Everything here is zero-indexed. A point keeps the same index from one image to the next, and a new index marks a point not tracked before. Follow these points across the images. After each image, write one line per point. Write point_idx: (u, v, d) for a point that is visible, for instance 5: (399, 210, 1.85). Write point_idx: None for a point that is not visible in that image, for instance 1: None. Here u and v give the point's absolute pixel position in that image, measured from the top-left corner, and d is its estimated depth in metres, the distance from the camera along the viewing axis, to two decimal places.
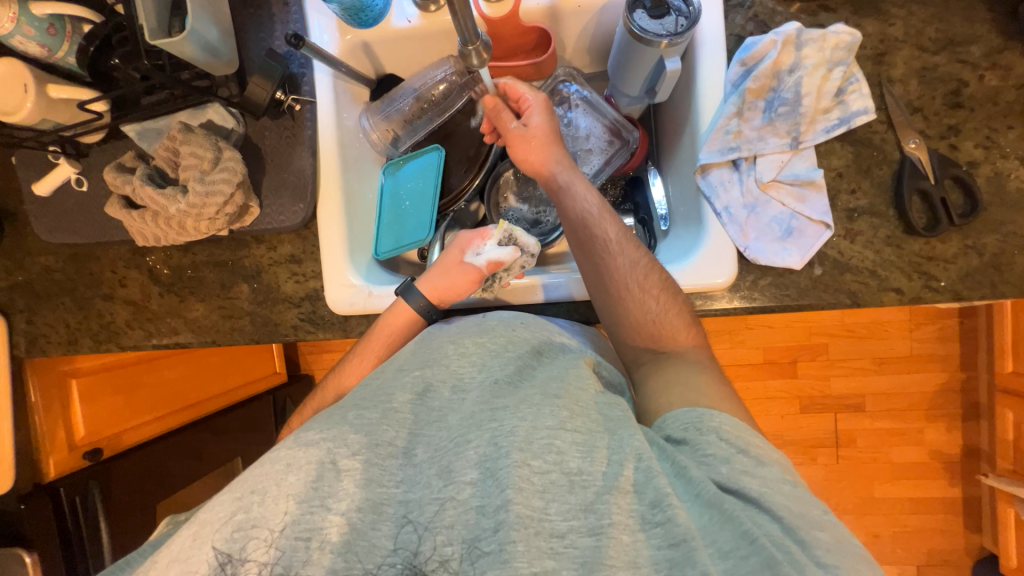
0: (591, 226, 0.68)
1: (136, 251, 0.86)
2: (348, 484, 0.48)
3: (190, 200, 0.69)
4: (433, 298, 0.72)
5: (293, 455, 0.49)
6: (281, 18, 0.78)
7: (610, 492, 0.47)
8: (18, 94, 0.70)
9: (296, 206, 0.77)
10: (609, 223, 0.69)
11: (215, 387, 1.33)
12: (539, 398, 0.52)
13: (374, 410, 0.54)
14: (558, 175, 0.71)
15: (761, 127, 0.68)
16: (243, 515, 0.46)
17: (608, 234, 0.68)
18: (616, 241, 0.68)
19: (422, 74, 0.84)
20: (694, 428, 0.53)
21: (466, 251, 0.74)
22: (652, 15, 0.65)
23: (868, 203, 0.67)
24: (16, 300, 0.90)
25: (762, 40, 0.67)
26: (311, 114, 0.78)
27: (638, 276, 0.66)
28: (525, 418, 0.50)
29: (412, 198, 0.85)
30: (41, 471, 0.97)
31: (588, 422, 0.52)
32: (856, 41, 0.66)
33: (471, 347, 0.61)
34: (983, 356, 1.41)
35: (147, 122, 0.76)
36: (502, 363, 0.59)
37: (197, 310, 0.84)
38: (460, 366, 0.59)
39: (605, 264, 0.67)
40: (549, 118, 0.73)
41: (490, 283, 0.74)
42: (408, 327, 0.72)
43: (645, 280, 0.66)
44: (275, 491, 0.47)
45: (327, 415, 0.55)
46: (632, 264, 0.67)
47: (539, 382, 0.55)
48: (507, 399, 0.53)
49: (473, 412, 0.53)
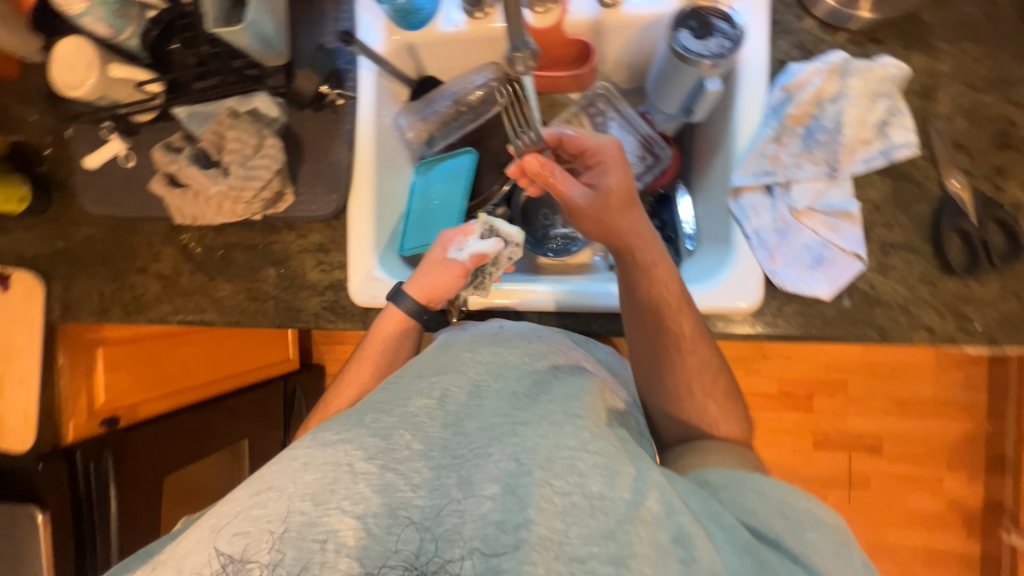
0: (666, 318, 0.65)
1: (172, 228, 0.89)
2: (362, 487, 0.48)
3: (231, 181, 0.71)
4: (422, 298, 0.73)
5: (311, 454, 0.51)
6: (332, 16, 0.80)
7: (631, 521, 0.46)
8: (82, 72, 0.72)
9: (330, 196, 0.80)
10: (686, 316, 0.65)
11: (223, 369, 1.40)
12: (560, 417, 0.53)
13: (392, 413, 0.54)
14: (635, 252, 0.65)
15: (798, 153, 0.67)
16: (260, 510, 0.47)
17: (682, 329, 0.65)
18: (689, 338, 0.65)
19: (462, 78, 0.85)
20: (734, 483, 0.55)
21: (447, 248, 0.74)
22: (696, 35, 0.66)
23: (905, 238, 0.66)
24: (55, 266, 0.95)
25: (805, 68, 0.67)
26: (352, 109, 0.79)
27: (704, 380, 0.67)
28: (547, 436, 0.51)
29: (442, 198, 0.88)
30: (60, 433, 1.02)
31: (610, 445, 0.51)
32: (903, 75, 0.65)
33: (489, 357, 0.62)
34: (1011, 408, 1.36)
35: (196, 106, 0.79)
36: (520, 374, 0.60)
37: (224, 290, 0.86)
38: (476, 373, 0.60)
39: (671, 359, 0.66)
40: (624, 177, 0.65)
41: (480, 281, 0.76)
42: (402, 330, 0.74)
43: (711, 385, 0.67)
44: (291, 488, 0.48)
45: (346, 415, 0.57)
46: (699, 365, 0.67)
47: (557, 399, 0.56)
48: (528, 414, 0.54)
49: (495, 423, 0.53)
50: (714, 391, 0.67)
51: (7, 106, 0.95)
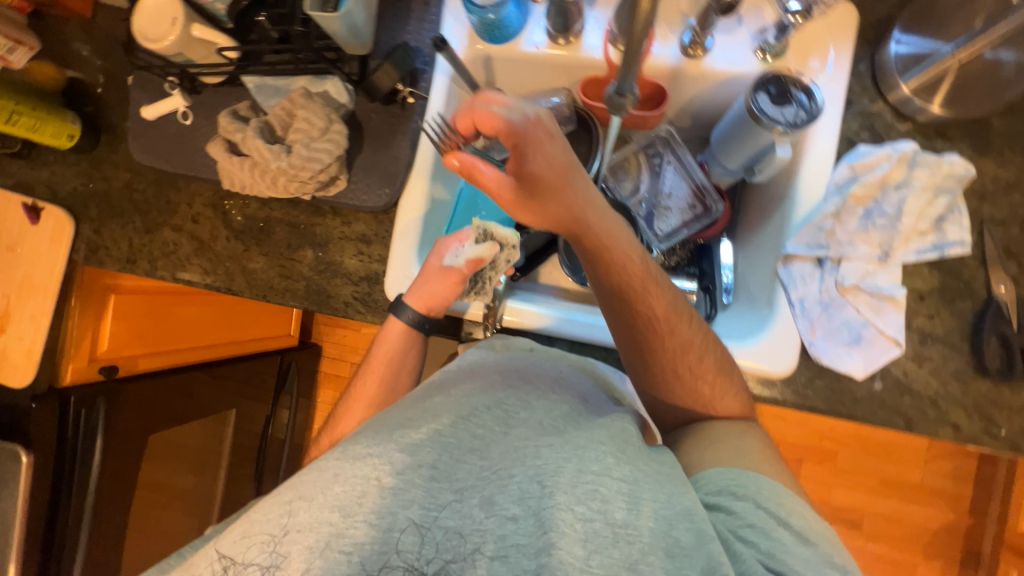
0: (633, 301, 0.63)
1: (217, 192, 0.88)
2: (388, 501, 0.48)
3: (292, 161, 0.71)
4: (422, 306, 0.76)
5: (341, 466, 0.50)
6: (417, 16, 0.81)
7: (655, 553, 0.47)
8: (165, 26, 0.72)
9: (382, 190, 0.80)
10: (655, 297, 0.63)
11: (228, 334, 1.39)
12: (584, 441, 0.53)
13: (419, 428, 0.54)
14: (588, 239, 0.59)
15: (854, 232, 0.68)
16: (287, 519, 0.47)
17: (652, 310, 0.63)
18: (662, 319, 0.64)
19: (532, 98, 0.84)
20: (728, 490, 0.56)
21: (443, 255, 0.75)
22: (774, 101, 0.67)
23: (944, 332, 0.67)
24: (89, 208, 0.93)
25: (876, 152, 0.68)
26: (422, 110, 0.80)
27: (690, 360, 0.65)
28: (571, 459, 0.51)
29: (488, 210, 0.89)
30: (58, 375, 1.00)
31: (636, 472, 0.52)
32: (969, 176, 0.65)
33: (516, 381, 0.61)
34: (995, 507, 1.37)
35: (268, 78, 0.79)
36: (548, 403, 0.59)
37: (257, 263, 0.86)
38: (503, 394, 0.59)
39: (647, 344, 0.65)
40: (555, 153, 0.52)
41: (479, 287, 0.77)
42: (405, 341, 0.77)
43: (699, 366, 0.65)
44: (320, 500, 0.48)
45: (373, 427, 0.55)
46: (681, 347, 0.65)
47: (585, 427, 0.55)
48: (553, 438, 0.54)
49: (518, 445, 0.53)
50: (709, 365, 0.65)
51: (71, 42, 0.95)
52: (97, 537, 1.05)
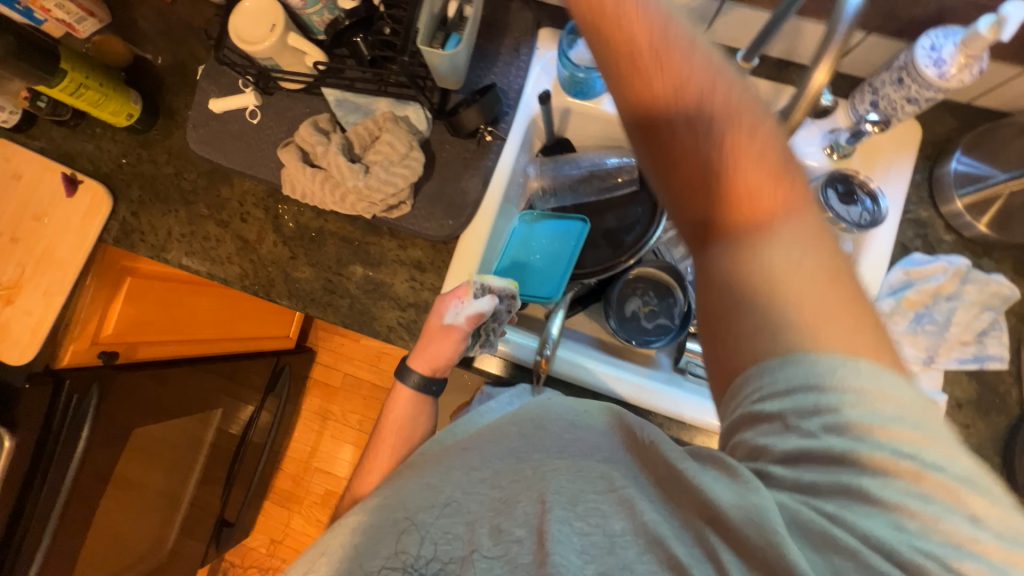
0: (654, 76, 0.47)
1: (272, 195, 0.87)
2: (402, 545, 0.52)
3: (370, 182, 0.71)
4: (429, 370, 0.73)
5: (357, 519, 0.56)
6: (505, 60, 0.83)
7: (651, 552, 0.42)
8: (263, 30, 0.72)
9: (445, 220, 0.80)
10: (690, 52, 0.47)
11: (228, 330, 1.36)
12: (588, 463, 0.49)
13: (432, 471, 0.56)
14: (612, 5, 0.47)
15: (904, 332, 0.71)
16: (313, 568, 0.53)
17: (693, 62, 0.47)
18: (704, 62, 0.47)
19: (595, 154, 0.90)
20: (791, 398, 0.39)
21: (443, 314, 0.72)
22: (841, 200, 0.71)
23: (978, 441, 0.70)
24: (131, 189, 0.90)
25: (933, 262, 0.71)
26: (498, 150, 0.81)
27: (744, 127, 0.45)
28: (574, 479, 0.48)
29: (543, 254, 0.86)
30: (57, 355, 0.94)
31: (648, 482, 0.46)
32: (1013, 297, 0.70)
33: (525, 421, 0.56)
34: None
35: (351, 94, 0.80)
36: (566, 432, 0.53)
37: (302, 273, 0.84)
38: (523, 435, 0.55)
39: (663, 134, 0.47)
40: None
41: (484, 339, 0.76)
42: (416, 407, 0.74)
43: (754, 141, 0.45)
44: (339, 552, 0.53)
45: (391, 477, 0.60)
46: (727, 110, 0.46)
47: (603, 456, 0.49)
48: (561, 462, 0.50)
49: (523, 473, 0.51)
50: (783, 216, 0.44)
51: (142, 23, 0.93)
52: (59, 550, 0.91)
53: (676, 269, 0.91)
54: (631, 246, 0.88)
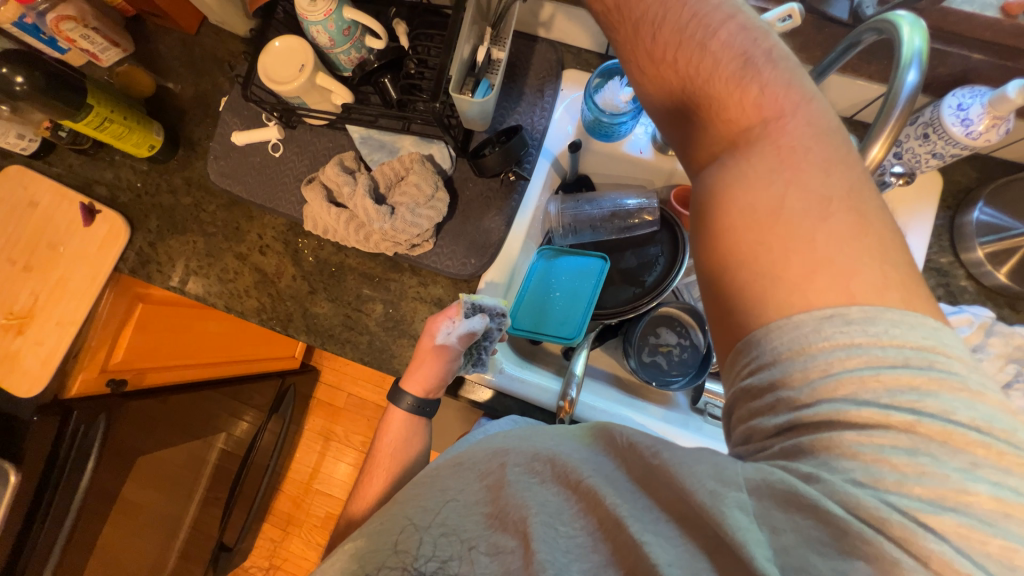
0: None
1: (292, 228, 0.86)
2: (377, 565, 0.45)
3: (395, 224, 0.72)
4: (422, 391, 0.68)
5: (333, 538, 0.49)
6: (529, 100, 0.85)
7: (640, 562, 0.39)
8: (292, 70, 0.73)
9: (468, 259, 0.80)
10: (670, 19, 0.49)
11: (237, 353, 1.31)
12: (577, 465, 0.44)
13: (414, 485, 0.49)
14: None
15: None
16: None
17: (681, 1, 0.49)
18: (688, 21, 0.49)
19: (617, 196, 0.88)
20: (798, 364, 0.39)
21: (434, 334, 0.68)
22: None
23: None
24: (150, 220, 0.90)
25: (960, 314, 0.71)
26: (521, 190, 0.82)
27: (732, 64, 0.47)
28: (563, 489, 0.44)
29: (563, 292, 0.84)
30: (65, 385, 0.91)
31: (638, 481, 0.42)
32: None
33: (509, 435, 0.49)
34: None
35: (375, 132, 0.80)
36: (552, 439, 0.47)
37: (321, 309, 0.83)
38: (511, 442, 0.48)
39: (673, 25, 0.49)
40: None
41: (478, 358, 0.73)
42: (409, 429, 0.68)
43: (743, 81, 0.47)
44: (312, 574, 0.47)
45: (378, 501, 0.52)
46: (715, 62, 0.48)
47: (590, 460, 0.44)
48: (547, 467, 0.45)
49: (508, 477, 0.45)
50: (777, 152, 0.44)
51: (165, 53, 0.94)
52: None
53: (694, 308, 0.92)
54: (652, 289, 0.87)
